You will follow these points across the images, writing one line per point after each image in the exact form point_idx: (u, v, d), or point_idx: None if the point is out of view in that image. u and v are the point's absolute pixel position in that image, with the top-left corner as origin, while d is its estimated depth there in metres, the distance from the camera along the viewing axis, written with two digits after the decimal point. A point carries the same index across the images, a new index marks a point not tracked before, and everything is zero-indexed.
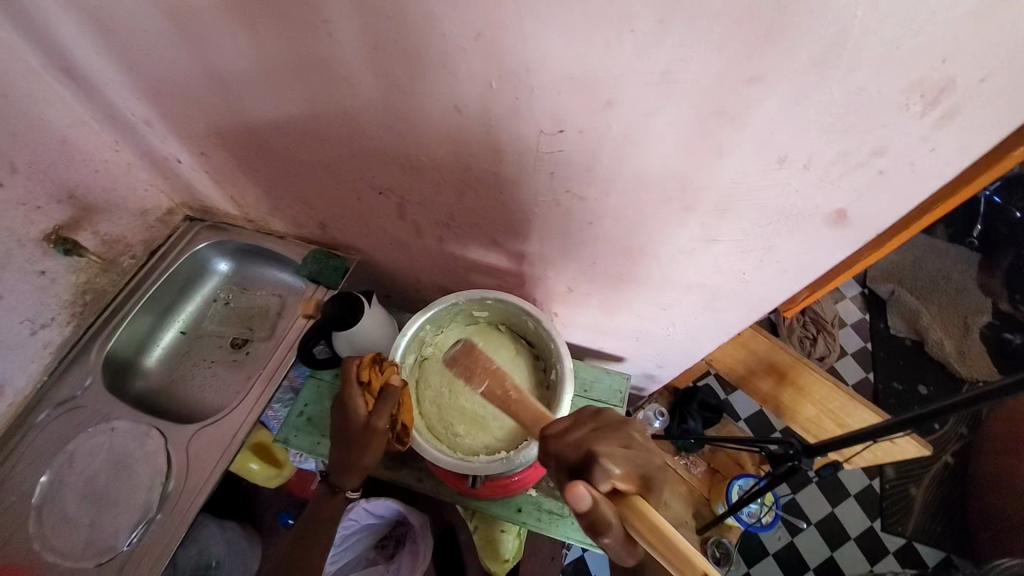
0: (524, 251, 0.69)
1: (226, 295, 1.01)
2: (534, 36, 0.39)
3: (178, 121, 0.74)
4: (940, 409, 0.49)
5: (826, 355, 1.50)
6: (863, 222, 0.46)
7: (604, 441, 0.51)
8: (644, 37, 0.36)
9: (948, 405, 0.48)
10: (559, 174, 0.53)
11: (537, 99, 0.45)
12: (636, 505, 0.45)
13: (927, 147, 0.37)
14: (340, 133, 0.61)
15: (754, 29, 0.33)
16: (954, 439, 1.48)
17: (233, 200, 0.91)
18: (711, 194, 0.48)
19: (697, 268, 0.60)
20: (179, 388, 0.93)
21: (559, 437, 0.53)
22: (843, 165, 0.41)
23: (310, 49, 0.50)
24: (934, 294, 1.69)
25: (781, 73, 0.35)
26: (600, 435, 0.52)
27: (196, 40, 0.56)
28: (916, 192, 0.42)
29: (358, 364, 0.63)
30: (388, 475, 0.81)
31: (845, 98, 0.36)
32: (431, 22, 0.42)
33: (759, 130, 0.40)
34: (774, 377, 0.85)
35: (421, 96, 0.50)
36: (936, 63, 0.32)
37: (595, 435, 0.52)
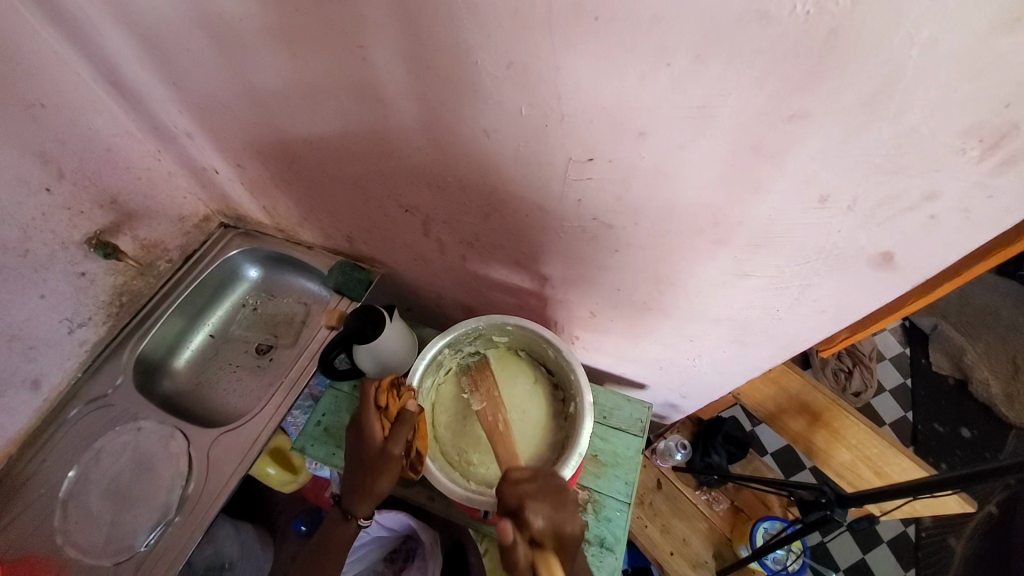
0: (547, 274, 0.68)
1: (254, 301, 1.03)
2: (566, 68, 0.39)
3: (217, 134, 0.76)
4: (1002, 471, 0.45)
5: (861, 390, 1.43)
6: (912, 266, 0.43)
7: (538, 499, 0.52)
8: (679, 71, 0.35)
9: None
10: (586, 202, 0.52)
11: (567, 129, 0.44)
12: (548, 562, 0.47)
13: (985, 193, 0.35)
14: (369, 151, 0.62)
15: (797, 67, 0.32)
16: (1000, 488, 1.37)
17: (265, 210, 0.93)
18: (746, 229, 0.46)
19: (728, 301, 0.58)
20: (204, 392, 0.95)
21: (512, 481, 0.54)
22: (891, 208, 0.39)
23: (344, 71, 0.51)
24: (982, 331, 1.59)
25: (827, 111, 0.34)
26: (542, 492, 0.53)
27: (236, 59, 0.58)
28: (971, 239, 0.39)
29: (376, 388, 0.62)
30: (400, 492, 0.80)
31: (896, 139, 0.34)
32: (464, 50, 0.42)
33: (800, 168, 0.38)
34: (807, 417, 0.81)
35: (451, 121, 0.50)
36: (999, 108, 0.30)
37: (536, 492, 0.53)
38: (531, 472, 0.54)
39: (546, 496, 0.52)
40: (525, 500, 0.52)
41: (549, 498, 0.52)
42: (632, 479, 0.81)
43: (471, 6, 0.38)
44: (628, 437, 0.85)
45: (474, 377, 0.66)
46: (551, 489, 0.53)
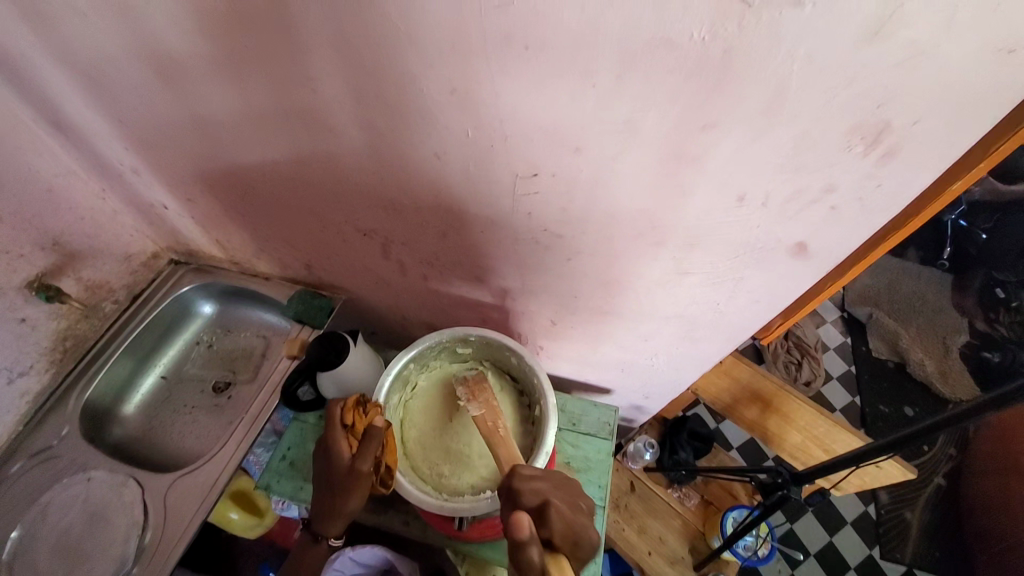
0: (506, 287, 0.71)
1: (209, 337, 1.00)
2: (505, 91, 0.42)
3: (165, 168, 0.75)
4: (930, 428, 0.51)
5: (811, 380, 1.52)
6: (825, 254, 0.49)
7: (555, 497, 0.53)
8: (605, 90, 0.39)
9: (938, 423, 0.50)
10: (535, 215, 0.55)
11: (511, 147, 0.48)
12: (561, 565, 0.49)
13: (874, 183, 0.40)
14: (323, 178, 0.63)
15: (703, 83, 0.36)
16: (944, 461, 1.48)
17: (219, 243, 0.92)
18: (679, 230, 0.51)
19: (673, 299, 0.62)
20: (158, 435, 0.91)
21: (525, 476, 0.54)
22: (798, 203, 0.44)
23: (294, 101, 0.53)
24: (911, 316, 1.74)
25: (732, 120, 0.38)
26: (557, 488, 0.54)
27: (184, 95, 0.59)
28: (870, 224, 0.44)
29: (341, 407, 0.61)
30: (373, 519, 0.79)
31: (793, 141, 0.39)
32: (409, 79, 0.45)
33: (717, 171, 0.43)
34: (759, 405, 0.87)
35: (401, 144, 0.53)
36: (872, 109, 0.35)
37: (553, 488, 0.54)
38: (542, 473, 0.55)
39: (560, 494, 0.53)
40: (543, 501, 0.52)
41: (565, 497, 0.54)
42: (604, 482, 0.84)
43: (412, 39, 0.41)
44: (596, 440, 0.87)
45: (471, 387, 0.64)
46: (561, 487, 0.54)
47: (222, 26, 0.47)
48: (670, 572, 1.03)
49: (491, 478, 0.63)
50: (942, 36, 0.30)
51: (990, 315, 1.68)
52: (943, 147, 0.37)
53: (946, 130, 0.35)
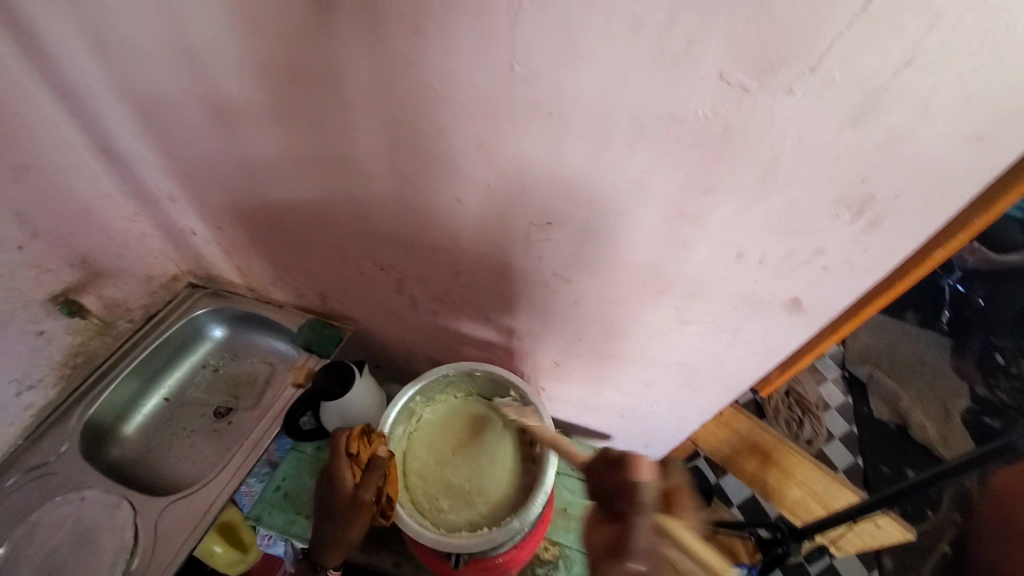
0: (514, 326, 0.74)
1: (215, 361, 1.02)
2: (529, 148, 0.47)
3: (200, 197, 0.80)
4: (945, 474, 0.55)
5: (812, 438, 1.50)
6: (817, 310, 0.52)
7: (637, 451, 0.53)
8: (618, 154, 0.44)
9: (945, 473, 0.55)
10: (547, 259, 0.59)
11: (529, 197, 0.52)
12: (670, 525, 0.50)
13: (861, 248, 0.44)
14: (350, 214, 0.67)
15: (705, 153, 0.41)
16: (949, 528, 1.44)
17: (239, 269, 0.95)
18: (683, 281, 0.54)
19: (676, 347, 0.64)
20: (154, 458, 0.90)
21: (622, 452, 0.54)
22: (792, 261, 0.47)
23: (334, 146, 0.58)
24: (911, 377, 1.74)
25: (730, 185, 0.43)
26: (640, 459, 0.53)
27: (231, 133, 0.64)
28: (859, 285, 0.48)
29: (347, 436, 0.65)
30: (363, 559, 0.77)
31: (786, 207, 0.43)
32: (441, 131, 0.49)
33: (718, 230, 0.47)
34: (758, 458, 0.87)
35: (428, 189, 0.57)
36: (857, 182, 0.39)
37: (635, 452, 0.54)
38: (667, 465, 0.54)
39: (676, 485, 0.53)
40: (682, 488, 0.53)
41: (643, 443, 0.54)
42: None
43: (450, 100, 0.46)
44: (595, 487, 0.86)
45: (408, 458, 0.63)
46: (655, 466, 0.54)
47: (276, 80, 0.53)
48: None
49: (486, 516, 0.62)
50: (918, 125, 0.35)
51: (990, 380, 1.71)
52: (922, 220, 0.41)
53: (926, 203, 0.39)
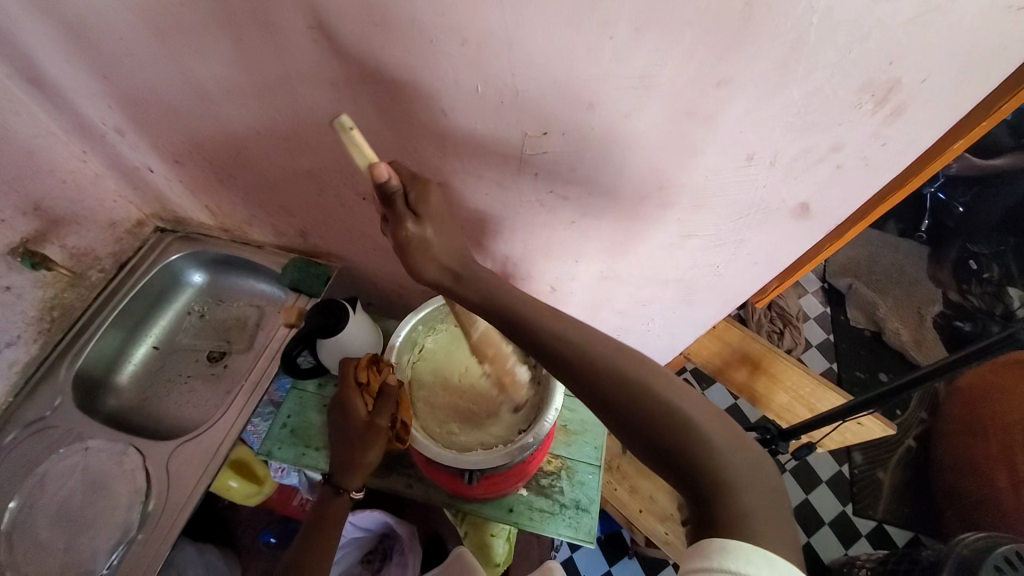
0: (508, 252, 0.71)
1: (201, 307, 0.98)
2: (520, 42, 0.41)
3: (150, 128, 0.72)
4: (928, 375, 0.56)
5: (793, 348, 1.57)
6: (825, 214, 0.50)
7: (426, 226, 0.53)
8: (623, 43, 0.39)
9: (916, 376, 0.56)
10: (542, 176, 0.55)
11: (521, 104, 0.47)
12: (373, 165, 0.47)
13: (880, 142, 0.41)
14: (322, 137, 0.61)
15: (721, 38, 0.36)
16: (916, 425, 1.53)
17: (209, 209, 0.89)
18: (688, 191, 0.51)
19: (674, 262, 0.63)
20: (155, 405, 0.90)
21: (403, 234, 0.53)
22: (806, 161, 0.44)
23: (294, 54, 0.51)
24: (889, 287, 1.79)
25: (747, 76, 0.38)
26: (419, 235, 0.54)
27: (174, 47, 0.56)
28: (870, 185, 0.46)
29: (355, 365, 0.64)
30: (376, 483, 0.80)
31: (806, 99, 0.39)
32: (418, 27, 0.43)
33: (729, 130, 0.43)
34: (748, 367, 0.90)
35: (408, 100, 0.51)
36: (884, 66, 0.36)
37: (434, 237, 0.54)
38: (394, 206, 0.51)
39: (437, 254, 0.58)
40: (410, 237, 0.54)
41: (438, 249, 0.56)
42: (600, 443, 0.87)
43: None
44: None
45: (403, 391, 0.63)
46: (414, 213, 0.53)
47: None
48: (659, 528, 1.08)
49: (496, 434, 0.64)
50: None
51: (963, 286, 1.74)
52: (947, 104, 0.38)
53: (954, 86, 0.36)
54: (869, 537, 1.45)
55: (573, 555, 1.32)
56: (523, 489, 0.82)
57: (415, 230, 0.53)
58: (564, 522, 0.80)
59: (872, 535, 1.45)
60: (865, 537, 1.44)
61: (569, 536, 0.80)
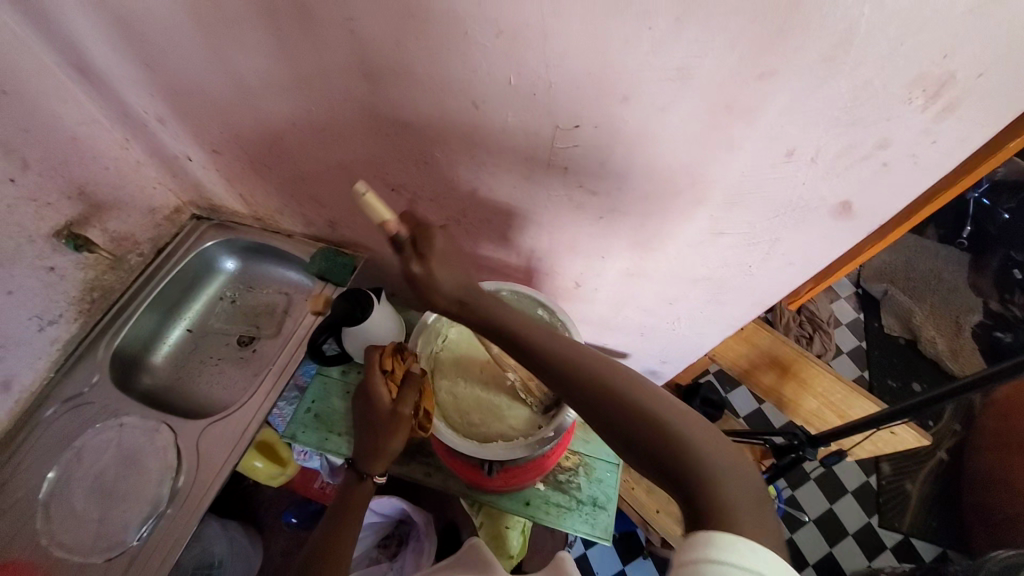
0: (534, 247, 0.71)
1: (232, 293, 1.01)
2: (556, 33, 0.41)
3: (190, 119, 0.74)
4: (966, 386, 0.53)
5: (822, 353, 1.53)
6: (867, 214, 0.48)
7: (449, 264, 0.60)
8: (662, 34, 0.38)
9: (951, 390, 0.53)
10: (572, 169, 0.54)
11: (554, 96, 0.47)
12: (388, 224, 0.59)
13: (929, 139, 0.39)
14: (353, 128, 0.62)
15: (766, 28, 0.35)
16: (948, 437, 1.45)
17: (242, 198, 0.91)
18: (721, 188, 0.50)
19: (704, 260, 0.62)
20: (186, 385, 0.93)
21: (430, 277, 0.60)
22: (849, 158, 0.43)
23: (329, 46, 0.52)
24: (927, 294, 1.72)
25: (792, 68, 0.37)
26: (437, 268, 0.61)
27: (215, 39, 0.57)
28: (917, 184, 0.44)
29: (380, 353, 0.64)
30: (396, 470, 0.82)
31: (852, 92, 0.38)
32: (453, 19, 0.43)
33: (768, 124, 0.42)
34: (776, 370, 0.87)
35: (440, 91, 0.51)
36: (938, 59, 0.34)
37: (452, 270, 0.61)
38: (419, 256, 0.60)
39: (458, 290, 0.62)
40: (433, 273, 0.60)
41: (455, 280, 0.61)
42: None
43: None
44: None
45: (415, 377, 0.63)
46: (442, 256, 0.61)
47: None
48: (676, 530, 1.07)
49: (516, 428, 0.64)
50: None
51: (1005, 295, 1.66)
52: (1006, 98, 0.36)
53: (1015, 79, 0.34)
54: (893, 549, 1.43)
55: (586, 551, 1.32)
56: (541, 483, 0.83)
57: (420, 269, 0.59)
58: (581, 518, 0.80)
59: (896, 547, 1.43)
60: (890, 549, 1.42)
61: (586, 532, 0.79)
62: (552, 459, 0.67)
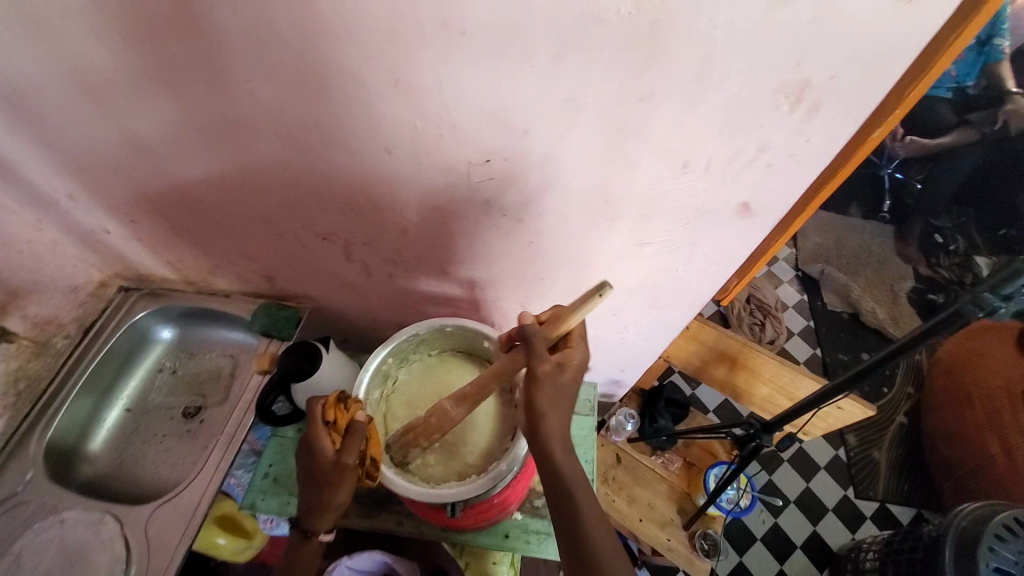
0: (475, 277, 0.72)
1: (172, 363, 0.96)
2: (448, 78, 0.43)
3: (102, 191, 0.71)
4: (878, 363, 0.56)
5: (775, 338, 1.59)
6: (766, 211, 0.51)
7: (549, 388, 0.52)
8: (544, 69, 0.40)
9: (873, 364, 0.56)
10: (493, 201, 0.56)
11: (460, 135, 0.48)
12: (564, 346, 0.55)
13: (803, 138, 0.43)
14: (271, 184, 0.62)
15: (636, 54, 0.38)
16: (903, 400, 1.59)
17: (170, 264, 0.88)
18: (634, 201, 0.52)
19: (636, 270, 0.64)
20: (130, 469, 0.87)
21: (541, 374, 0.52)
22: (738, 163, 0.46)
23: (231, 108, 0.52)
24: (859, 267, 1.83)
25: (667, 88, 0.40)
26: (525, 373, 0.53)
27: (113, 111, 0.56)
28: (802, 179, 0.47)
29: (322, 404, 0.60)
30: (365, 524, 0.78)
31: (726, 104, 0.41)
32: (346, 72, 0.44)
33: (660, 140, 0.45)
34: (726, 363, 0.90)
35: (352, 140, 0.52)
36: (793, 67, 0.37)
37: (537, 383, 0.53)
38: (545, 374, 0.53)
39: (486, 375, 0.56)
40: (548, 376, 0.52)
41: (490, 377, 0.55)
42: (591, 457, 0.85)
43: (345, 30, 0.41)
44: (578, 417, 0.89)
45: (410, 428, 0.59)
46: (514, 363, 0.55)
47: (147, 35, 0.46)
48: (662, 535, 1.07)
49: (472, 463, 0.63)
50: None
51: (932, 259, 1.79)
52: (859, 101, 0.39)
53: (861, 82, 0.38)
54: (874, 518, 1.41)
55: None
56: (517, 513, 0.81)
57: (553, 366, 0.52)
58: (562, 542, 0.78)
59: (876, 516, 1.42)
60: (870, 519, 1.41)
61: None
62: (516, 489, 0.65)
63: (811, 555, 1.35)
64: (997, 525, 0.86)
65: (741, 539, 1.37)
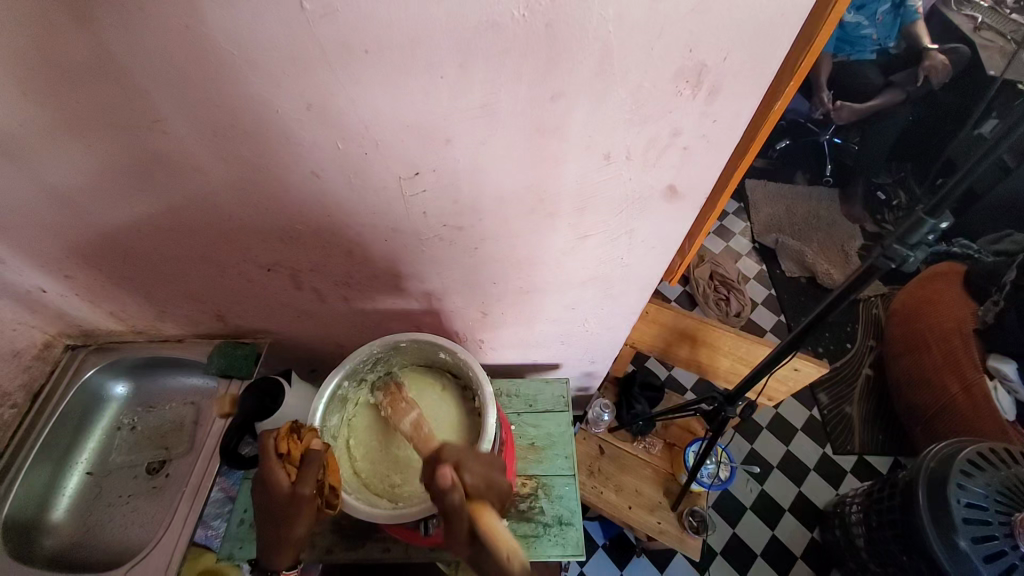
0: (429, 289, 0.72)
1: (130, 419, 0.92)
2: (361, 97, 0.43)
3: (27, 248, 0.67)
4: (814, 322, 0.58)
5: (741, 310, 1.63)
6: (692, 192, 0.53)
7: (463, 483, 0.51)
8: (454, 80, 0.41)
9: (810, 324, 0.59)
10: (431, 212, 0.56)
11: (385, 151, 0.48)
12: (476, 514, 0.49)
13: (711, 120, 0.45)
14: (206, 220, 0.60)
15: (538, 56, 0.39)
16: (867, 353, 1.66)
17: (115, 315, 0.83)
18: (566, 198, 0.53)
19: (582, 263, 0.65)
20: (97, 535, 0.84)
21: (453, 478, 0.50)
22: (656, 148, 0.48)
23: (148, 148, 0.50)
24: (812, 233, 1.88)
25: (575, 87, 0.41)
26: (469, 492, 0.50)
27: (24, 164, 0.53)
28: (719, 157, 0.49)
29: (275, 436, 0.57)
30: (351, 555, 0.77)
31: (631, 96, 0.42)
32: (261, 101, 0.44)
33: (580, 135, 0.46)
34: (688, 341, 0.92)
35: (278, 169, 0.51)
36: (687, 53, 0.39)
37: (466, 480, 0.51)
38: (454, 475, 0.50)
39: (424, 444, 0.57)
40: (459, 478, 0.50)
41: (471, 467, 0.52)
42: (570, 453, 0.85)
43: (248, 59, 0.40)
44: (555, 415, 0.89)
45: (391, 396, 0.67)
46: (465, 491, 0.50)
47: (49, 83, 0.44)
48: (652, 519, 1.08)
49: None
50: None
51: (877, 217, 1.88)
52: (754, 79, 0.41)
53: (752, 61, 0.40)
54: (855, 470, 1.46)
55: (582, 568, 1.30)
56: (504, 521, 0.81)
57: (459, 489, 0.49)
58: (552, 542, 0.78)
59: (856, 468, 1.47)
60: (851, 472, 1.46)
61: (562, 556, 0.77)
62: None
63: (799, 515, 1.39)
64: (964, 461, 0.90)
65: (731, 510, 1.40)
